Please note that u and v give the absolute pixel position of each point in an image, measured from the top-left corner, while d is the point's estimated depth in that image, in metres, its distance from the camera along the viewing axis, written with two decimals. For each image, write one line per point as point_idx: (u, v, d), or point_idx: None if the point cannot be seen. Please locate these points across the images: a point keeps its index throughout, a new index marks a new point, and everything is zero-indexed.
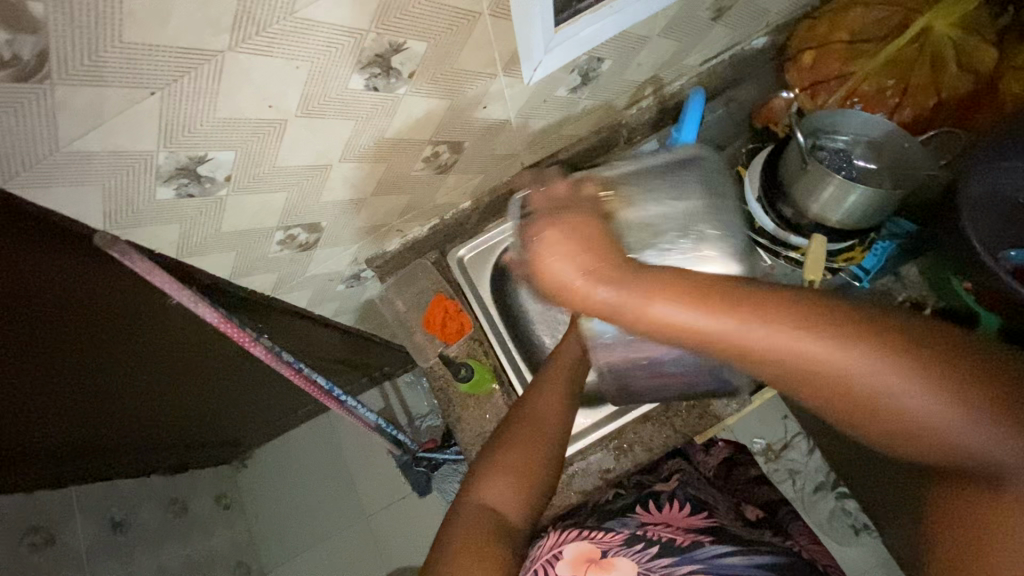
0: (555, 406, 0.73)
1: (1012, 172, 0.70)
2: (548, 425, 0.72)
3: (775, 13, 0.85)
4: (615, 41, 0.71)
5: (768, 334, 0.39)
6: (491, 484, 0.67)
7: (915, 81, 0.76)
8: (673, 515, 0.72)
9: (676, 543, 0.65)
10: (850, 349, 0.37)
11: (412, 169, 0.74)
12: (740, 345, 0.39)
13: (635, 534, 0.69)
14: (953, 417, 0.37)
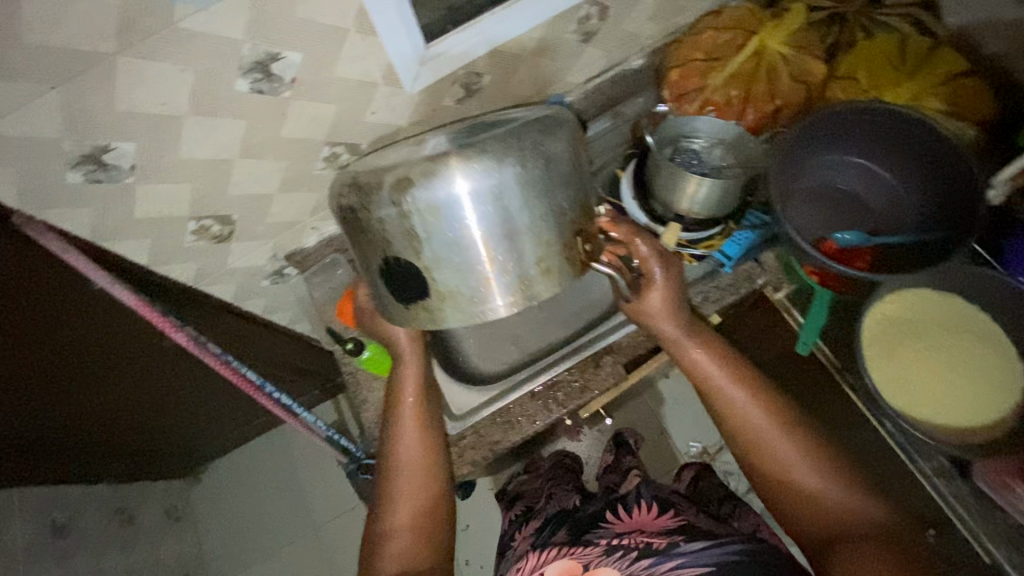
0: (417, 435, 0.76)
1: (819, 165, 0.83)
2: (428, 456, 0.76)
3: (644, 37, 0.97)
4: (489, 58, 0.83)
5: (769, 402, 0.70)
6: (394, 540, 0.70)
7: (756, 90, 0.87)
8: (643, 518, 0.80)
9: (652, 546, 0.71)
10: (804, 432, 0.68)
11: (314, 168, 0.84)
12: (749, 396, 0.71)
13: (612, 544, 0.75)
14: (847, 496, 0.63)
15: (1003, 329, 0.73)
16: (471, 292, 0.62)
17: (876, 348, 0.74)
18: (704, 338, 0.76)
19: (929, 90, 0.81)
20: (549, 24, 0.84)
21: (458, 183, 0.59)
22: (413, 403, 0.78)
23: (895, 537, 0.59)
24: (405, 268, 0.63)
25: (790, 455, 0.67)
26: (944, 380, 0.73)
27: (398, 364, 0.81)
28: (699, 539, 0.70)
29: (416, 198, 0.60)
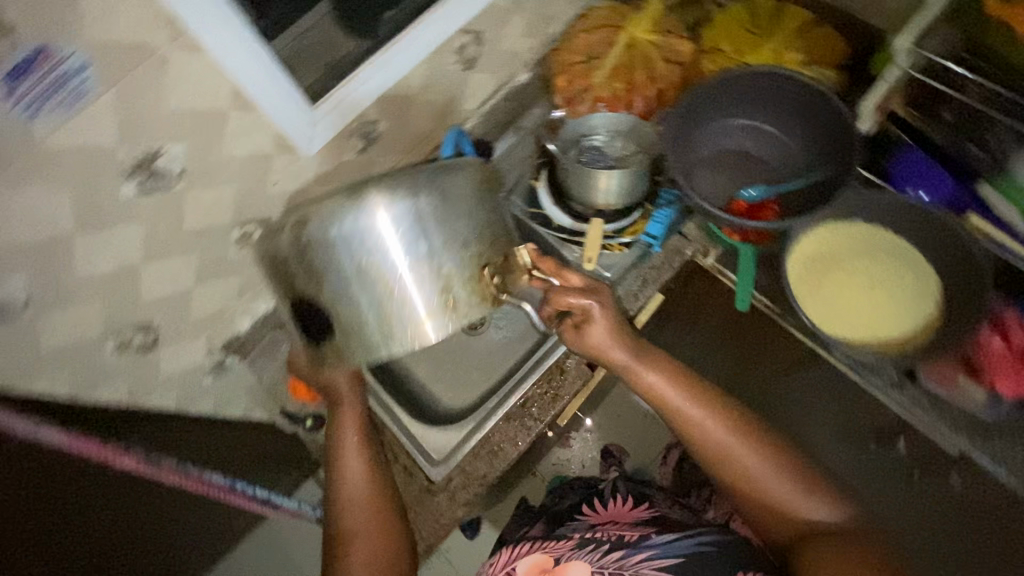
0: (360, 475, 0.74)
1: (715, 132, 0.88)
2: (377, 495, 0.73)
3: (524, 51, 1.01)
4: (378, 104, 0.83)
5: (726, 414, 0.70)
6: None
7: (636, 79, 0.92)
8: (618, 511, 0.88)
9: (625, 538, 0.77)
10: (761, 439, 0.69)
11: (227, 252, 0.81)
12: (708, 411, 0.70)
13: (585, 538, 0.80)
14: (807, 499, 0.66)
15: (905, 242, 0.79)
16: (395, 325, 0.61)
17: (808, 283, 0.78)
18: (652, 357, 0.73)
19: (787, 45, 0.88)
20: (429, 59, 0.85)
21: (374, 216, 0.58)
22: (358, 444, 0.75)
23: (861, 537, 0.63)
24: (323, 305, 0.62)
25: (753, 465, 0.67)
26: (870, 300, 0.77)
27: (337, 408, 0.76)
28: (669, 532, 0.76)
29: (337, 227, 0.58)
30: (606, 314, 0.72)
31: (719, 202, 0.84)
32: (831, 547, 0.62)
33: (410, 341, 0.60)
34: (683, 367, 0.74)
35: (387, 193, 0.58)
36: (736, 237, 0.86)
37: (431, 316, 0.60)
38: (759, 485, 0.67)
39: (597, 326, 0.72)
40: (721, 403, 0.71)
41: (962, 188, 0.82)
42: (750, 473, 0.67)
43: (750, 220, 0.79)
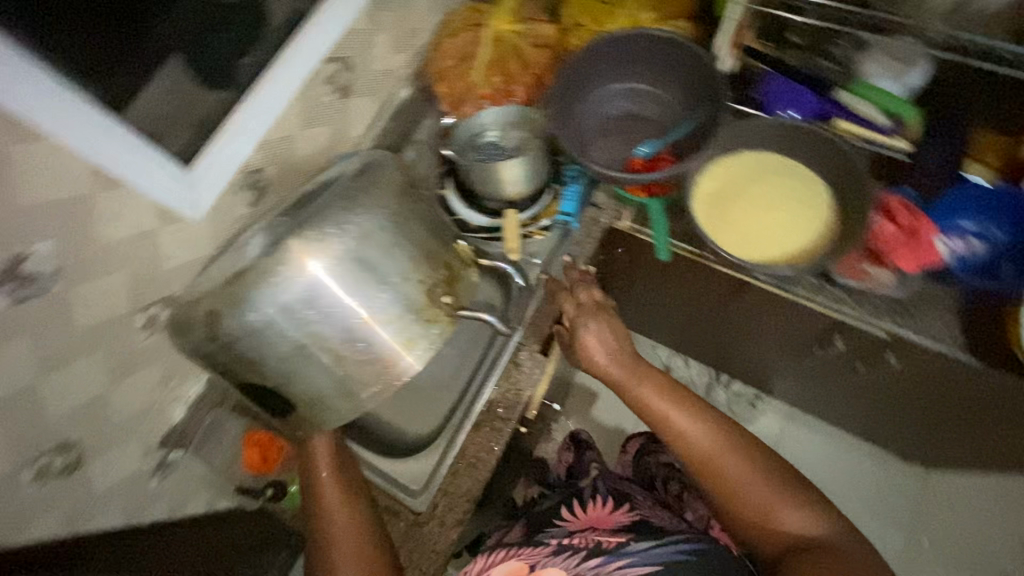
0: (336, 490, 0.76)
1: (598, 103, 0.92)
2: (355, 504, 0.76)
3: (397, 68, 1.00)
4: (259, 152, 0.80)
5: (720, 429, 0.75)
6: None
7: (512, 69, 0.94)
8: (598, 514, 0.86)
9: (603, 546, 0.75)
10: (751, 451, 0.74)
11: (135, 341, 0.75)
12: (702, 427, 0.75)
13: (560, 544, 0.76)
14: (792, 511, 0.71)
15: (790, 156, 0.85)
16: (364, 364, 0.69)
17: (715, 219, 0.83)
18: (647, 372, 0.79)
19: (639, 7, 0.92)
20: (300, 96, 0.83)
21: (311, 277, 0.65)
22: (330, 470, 0.77)
23: (840, 549, 0.67)
24: (296, 365, 0.68)
25: (743, 477, 0.72)
26: (774, 219, 0.82)
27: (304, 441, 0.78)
28: (647, 538, 0.75)
29: (284, 299, 0.65)
30: (601, 335, 0.80)
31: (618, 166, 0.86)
32: (814, 558, 0.66)
33: (387, 375, 0.70)
34: (677, 384, 0.80)
35: (307, 245, 0.65)
36: (642, 194, 0.89)
37: (403, 350, 0.69)
38: (749, 496, 0.72)
39: (590, 342, 0.80)
40: (716, 419, 0.76)
41: (824, 99, 0.87)
42: (740, 484, 0.72)
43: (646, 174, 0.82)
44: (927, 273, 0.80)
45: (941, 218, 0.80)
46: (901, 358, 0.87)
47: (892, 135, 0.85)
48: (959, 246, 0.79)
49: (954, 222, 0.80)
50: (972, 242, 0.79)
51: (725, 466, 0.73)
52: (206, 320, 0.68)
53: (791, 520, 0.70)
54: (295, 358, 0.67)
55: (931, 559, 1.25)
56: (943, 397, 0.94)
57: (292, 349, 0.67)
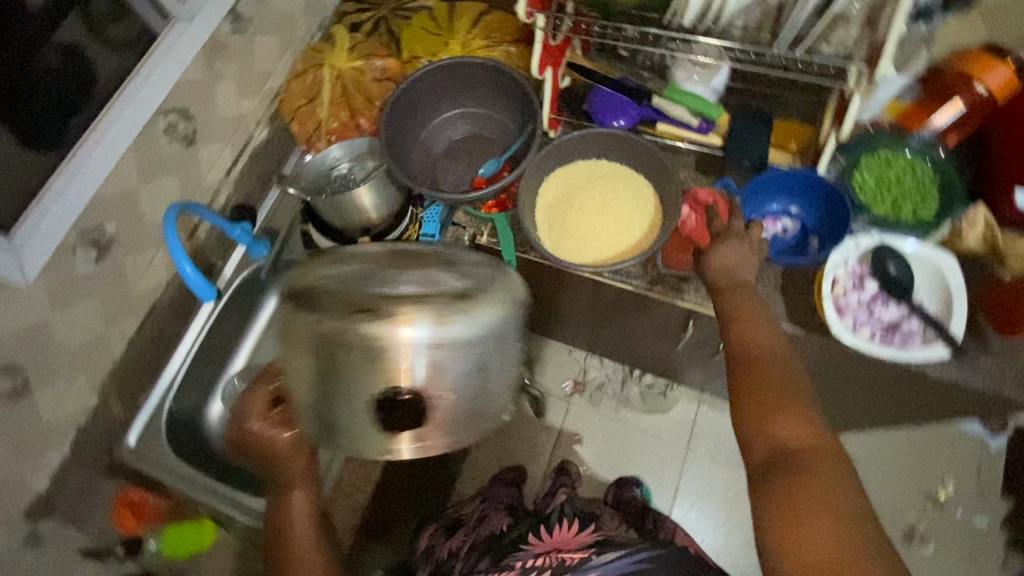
0: (290, 449, 0.69)
1: (441, 127, 0.96)
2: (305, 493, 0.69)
3: (250, 111, 1.02)
4: (95, 208, 0.81)
5: (774, 342, 0.66)
6: None
7: (357, 104, 0.99)
8: (564, 535, 0.77)
9: (568, 563, 0.69)
10: (802, 371, 0.63)
11: None
12: (763, 333, 0.66)
13: (526, 567, 0.71)
14: (818, 436, 0.57)
15: (615, 161, 0.91)
16: None
17: (551, 225, 0.88)
18: (737, 260, 0.72)
19: (470, 35, 0.98)
20: (134, 149, 0.84)
21: (397, 320, 0.53)
22: (301, 519, 0.68)
23: (845, 489, 0.53)
24: (324, 398, 0.56)
25: (783, 383, 0.61)
26: (603, 221, 0.88)
27: (285, 490, 0.69)
28: (612, 549, 0.69)
29: (369, 315, 0.53)
30: (737, 253, 0.72)
31: (459, 189, 0.92)
32: (808, 474, 0.54)
33: None
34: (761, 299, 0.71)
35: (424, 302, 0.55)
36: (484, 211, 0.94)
37: None
38: (768, 393, 0.61)
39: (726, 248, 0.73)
40: (778, 338, 0.66)
41: (642, 105, 0.95)
42: (757, 378, 0.62)
43: (476, 194, 0.87)
44: None
45: (752, 205, 0.88)
46: None
47: (706, 134, 0.93)
48: (773, 226, 0.87)
49: (763, 207, 0.88)
50: (776, 222, 0.87)
51: (761, 363, 0.63)
52: (285, 313, 0.58)
53: (810, 438, 0.57)
54: (323, 383, 0.56)
55: None
56: None
57: (333, 368, 0.55)
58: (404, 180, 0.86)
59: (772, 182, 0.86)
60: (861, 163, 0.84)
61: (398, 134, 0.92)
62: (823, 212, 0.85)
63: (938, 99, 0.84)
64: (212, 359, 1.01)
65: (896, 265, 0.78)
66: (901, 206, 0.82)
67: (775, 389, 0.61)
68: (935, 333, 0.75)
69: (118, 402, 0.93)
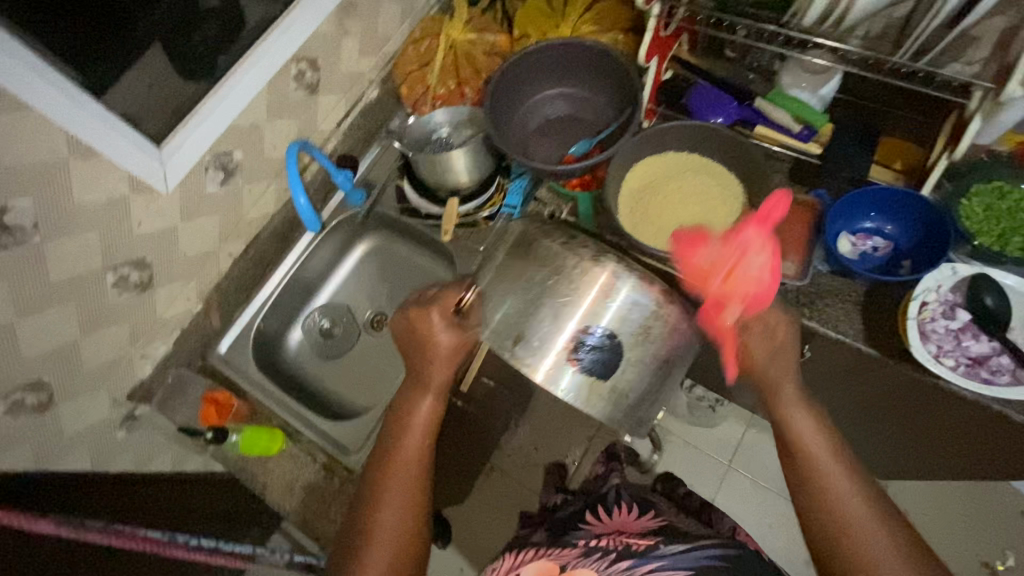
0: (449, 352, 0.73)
1: (542, 103, 1.00)
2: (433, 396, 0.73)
3: (367, 71, 1.10)
4: (228, 135, 0.91)
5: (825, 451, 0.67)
6: (385, 513, 0.68)
7: (464, 73, 1.05)
8: (624, 518, 0.83)
9: (633, 548, 0.74)
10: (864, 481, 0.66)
11: (107, 298, 0.85)
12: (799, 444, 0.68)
13: (591, 545, 0.76)
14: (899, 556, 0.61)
15: (708, 156, 0.92)
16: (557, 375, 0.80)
17: (636, 209, 0.90)
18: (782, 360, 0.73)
19: (580, 20, 1.01)
20: (267, 89, 0.94)
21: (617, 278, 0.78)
22: (422, 422, 0.73)
23: None
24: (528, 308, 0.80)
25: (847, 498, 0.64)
26: (686, 213, 0.89)
27: (419, 393, 0.74)
28: (681, 542, 0.74)
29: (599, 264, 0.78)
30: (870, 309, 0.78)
31: (549, 163, 0.95)
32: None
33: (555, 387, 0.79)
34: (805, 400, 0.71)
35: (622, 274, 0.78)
36: (566, 187, 0.97)
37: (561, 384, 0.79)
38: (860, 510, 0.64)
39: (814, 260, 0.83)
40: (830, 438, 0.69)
41: (742, 106, 0.95)
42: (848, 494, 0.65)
43: (563, 167, 0.91)
44: (833, 266, 0.85)
45: (844, 218, 0.86)
46: (815, 353, 0.91)
47: (806, 141, 0.91)
48: (864, 243, 0.85)
49: (856, 223, 0.86)
50: (872, 239, 0.85)
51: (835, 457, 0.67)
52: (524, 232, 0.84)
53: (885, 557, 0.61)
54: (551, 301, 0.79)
55: None
56: (855, 398, 0.97)
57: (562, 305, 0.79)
58: (501, 145, 0.91)
59: (869, 198, 0.84)
60: (971, 190, 0.81)
61: (501, 102, 0.97)
62: (921, 234, 0.83)
63: None
64: (299, 290, 1.11)
65: (993, 297, 0.75)
66: (1010, 240, 0.78)
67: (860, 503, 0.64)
68: None
69: (217, 312, 1.04)
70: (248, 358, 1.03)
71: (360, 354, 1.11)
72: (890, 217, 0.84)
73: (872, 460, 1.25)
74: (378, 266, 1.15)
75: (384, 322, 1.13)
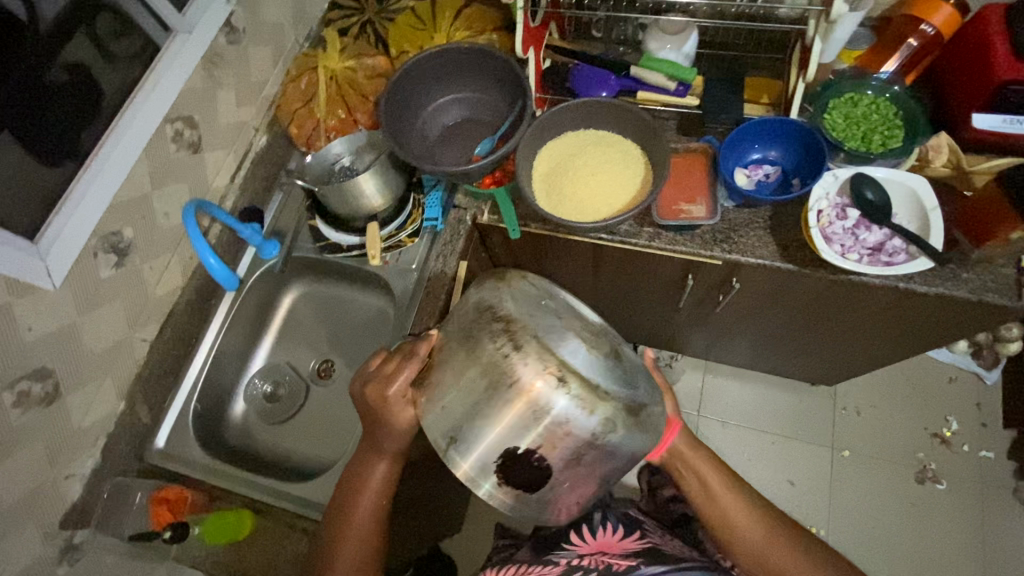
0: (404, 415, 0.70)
1: (436, 113, 1.02)
2: (377, 463, 0.74)
3: (250, 119, 1.06)
4: (112, 214, 0.84)
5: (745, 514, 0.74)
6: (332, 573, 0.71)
7: (352, 100, 1.04)
8: (607, 541, 0.82)
9: (613, 568, 0.74)
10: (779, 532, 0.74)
11: (10, 420, 0.75)
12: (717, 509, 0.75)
13: (573, 564, 0.76)
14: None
15: (603, 127, 0.97)
16: (481, 461, 0.60)
17: (550, 188, 0.93)
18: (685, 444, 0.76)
19: (453, 28, 1.04)
20: (146, 157, 0.88)
21: (563, 352, 0.58)
22: (375, 484, 0.74)
23: None
24: (470, 396, 0.61)
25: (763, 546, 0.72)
26: (597, 184, 0.93)
27: (372, 457, 0.74)
28: (657, 564, 0.74)
29: (518, 350, 0.58)
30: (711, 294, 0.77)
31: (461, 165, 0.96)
32: None
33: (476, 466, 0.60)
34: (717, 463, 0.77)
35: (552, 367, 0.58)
36: (480, 186, 0.97)
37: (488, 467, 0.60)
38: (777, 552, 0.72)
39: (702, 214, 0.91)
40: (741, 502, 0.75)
41: (621, 77, 1.01)
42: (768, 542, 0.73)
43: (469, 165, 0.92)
44: (738, 201, 0.91)
45: (735, 155, 0.93)
46: (744, 283, 0.97)
47: (684, 95, 0.98)
48: (757, 173, 0.93)
49: (746, 157, 0.94)
50: (763, 166, 0.93)
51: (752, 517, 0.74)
52: (479, 295, 0.65)
53: None
54: (486, 400, 0.60)
55: (848, 466, 1.47)
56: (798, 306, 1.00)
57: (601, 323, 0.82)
58: (407, 156, 0.91)
59: (750, 133, 0.92)
60: (830, 105, 0.91)
61: (395, 120, 0.97)
62: (801, 153, 0.92)
63: (891, 43, 0.92)
64: (230, 360, 1.04)
65: (873, 192, 0.83)
66: (872, 139, 0.88)
67: (778, 545, 0.72)
68: (918, 248, 0.81)
69: (144, 406, 0.95)
70: (190, 445, 0.95)
71: (313, 408, 1.04)
72: (773, 144, 0.93)
73: (819, 369, 1.35)
74: (311, 314, 1.10)
75: (332, 368, 1.07)
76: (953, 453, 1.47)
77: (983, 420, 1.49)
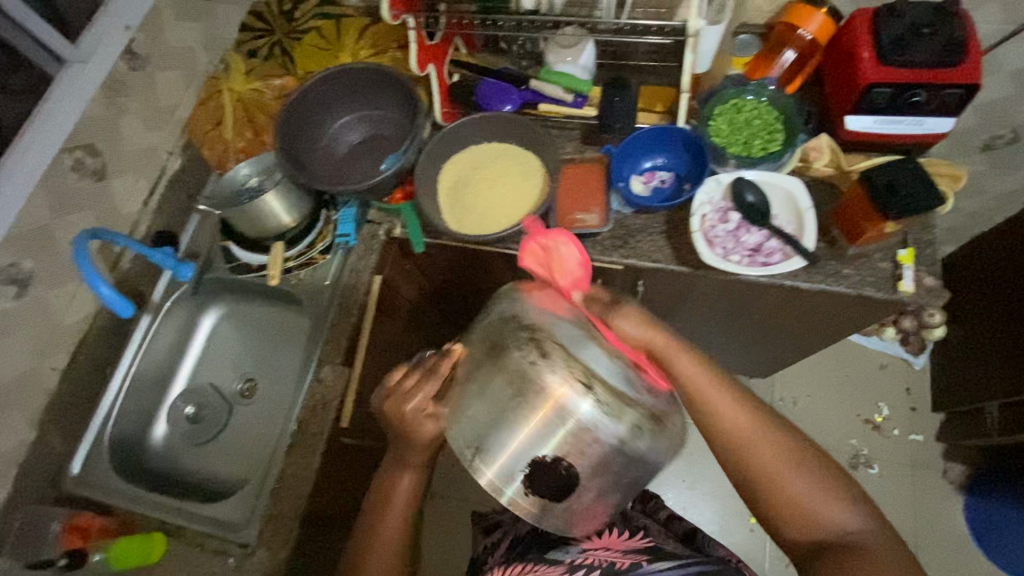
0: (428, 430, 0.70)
1: (343, 130, 1.03)
2: (404, 481, 0.73)
3: (161, 143, 1.07)
4: (7, 246, 0.85)
5: (745, 424, 0.68)
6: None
7: (260, 122, 1.06)
8: (612, 540, 0.79)
9: (616, 566, 0.71)
10: (784, 443, 0.67)
11: None
12: (714, 422, 0.69)
13: (576, 562, 0.73)
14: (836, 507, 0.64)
15: (504, 140, 1.00)
16: (507, 469, 0.64)
17: (449, 202, 0.96)
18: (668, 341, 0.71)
19: (357, 47, 1.06)
20: (43, 187, 0.88)
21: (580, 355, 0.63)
22: (400, 500, 0.73)
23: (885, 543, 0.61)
24: (500, 408, 0.65)
25: (762, 457, 0.66)
26: (496, 196, 0.96)
27: (398, 467, 0.73)
28: (662, 560, 0.71)
29: (551, 362, 0.63)
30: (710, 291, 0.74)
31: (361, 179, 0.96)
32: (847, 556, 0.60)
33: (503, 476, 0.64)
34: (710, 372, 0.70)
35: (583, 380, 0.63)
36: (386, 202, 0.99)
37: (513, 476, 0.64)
38: (780, 466, 0.66)
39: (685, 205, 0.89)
40: (740, 412, 0.68)
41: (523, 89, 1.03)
42: (767, 456, 0.66)
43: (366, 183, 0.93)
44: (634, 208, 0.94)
45: (628, 164, 0.96)
46: (648, 286, 1.00)
47: (582, 106, 1.01)
48: (652, 180, 0.96)
49: (641, 165, 0.97)
50: (657, 173, 0.96)
51: (752, 431, 0.67)
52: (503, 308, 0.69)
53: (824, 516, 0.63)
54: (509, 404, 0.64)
55: None
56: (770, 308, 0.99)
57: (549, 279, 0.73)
58: (303, 178, 0.93)
59: (642, 141, 0.95)
60: (716, 112, 0.95)
61: (297, 140, 0.99)
62: (690, 160, 0.95)
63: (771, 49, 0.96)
64: (150, 383, 1.05)
65: (752, 194, 0.87)
66: (753, 144, 0.92)
67: (780, 460, 0.66)
68: (791, 248, 0.85)
69: (58, 435, 0.96)
70: (106, 471, 0.96)
71: (235, 428, 1.06)
72: (665, 150, 0.96)
73: (747, 363, 1.39)
74: (233, 335, 1.11)
75: (255, 388, 1.08)
76: (884, 438, 1.51)
77: (912, 404, 1.54)
